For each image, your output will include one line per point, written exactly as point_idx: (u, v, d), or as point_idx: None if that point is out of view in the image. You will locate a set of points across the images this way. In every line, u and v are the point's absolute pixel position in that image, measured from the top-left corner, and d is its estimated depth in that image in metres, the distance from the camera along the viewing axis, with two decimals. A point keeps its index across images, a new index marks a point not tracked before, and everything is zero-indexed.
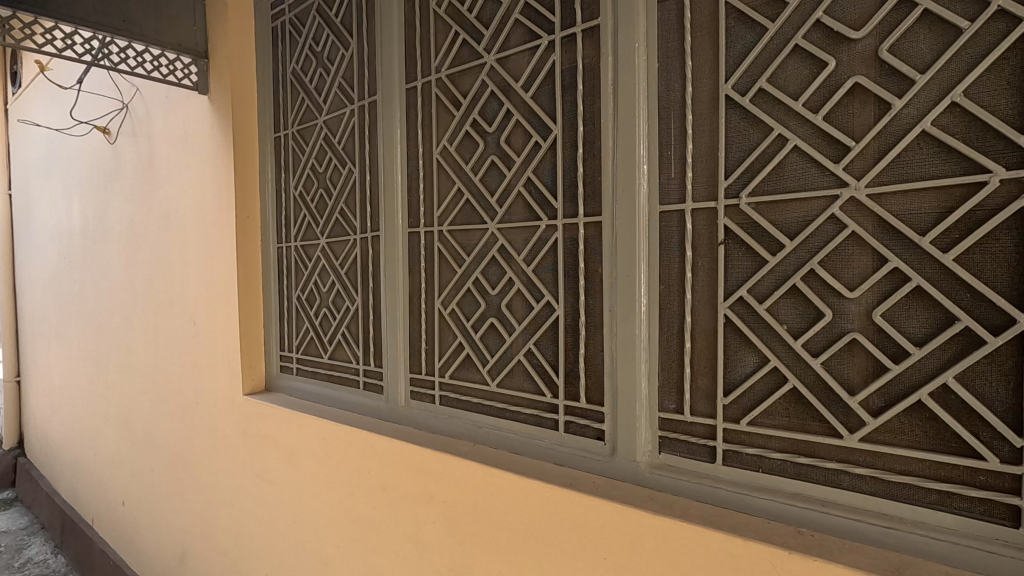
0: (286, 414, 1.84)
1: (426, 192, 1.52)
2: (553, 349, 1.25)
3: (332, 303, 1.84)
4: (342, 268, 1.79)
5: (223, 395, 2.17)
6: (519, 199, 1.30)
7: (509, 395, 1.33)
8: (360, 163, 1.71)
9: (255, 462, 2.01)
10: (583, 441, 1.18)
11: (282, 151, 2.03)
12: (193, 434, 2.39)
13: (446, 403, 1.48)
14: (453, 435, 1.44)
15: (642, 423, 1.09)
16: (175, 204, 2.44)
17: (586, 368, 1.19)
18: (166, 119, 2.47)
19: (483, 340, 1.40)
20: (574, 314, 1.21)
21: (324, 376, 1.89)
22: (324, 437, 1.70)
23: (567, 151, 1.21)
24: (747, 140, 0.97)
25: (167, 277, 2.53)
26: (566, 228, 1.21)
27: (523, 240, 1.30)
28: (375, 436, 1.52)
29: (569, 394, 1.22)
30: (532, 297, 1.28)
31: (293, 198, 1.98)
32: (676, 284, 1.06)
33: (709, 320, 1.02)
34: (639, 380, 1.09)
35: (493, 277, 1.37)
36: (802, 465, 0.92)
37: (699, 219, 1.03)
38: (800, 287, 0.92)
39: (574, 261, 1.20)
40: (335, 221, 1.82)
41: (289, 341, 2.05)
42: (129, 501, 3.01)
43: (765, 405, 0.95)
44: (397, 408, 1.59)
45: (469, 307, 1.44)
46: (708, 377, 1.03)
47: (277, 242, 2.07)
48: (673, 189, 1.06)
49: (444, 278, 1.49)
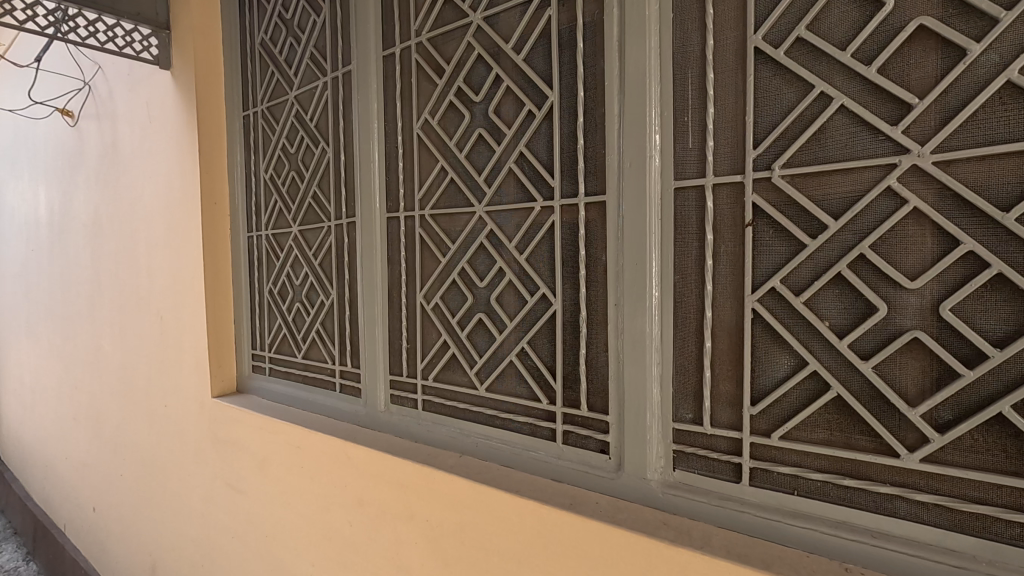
0: (257, 419, 1.68)
1: (406, 172, 1.36)
2: (550, 348, 1.09)
3: (305, 297, 1.67)
4: (316, 259, 1.62)
5: (192, 397, 2.00)
6: (510, 177, 1.14)
7: (499, 400, 1.18)
8: (334, 142, 1.55)
9: (225, 470, 1.85)
10: (584, 454, 1.03)
11: (251, 131, 1.85)
12: (162, 439, 2.22)
13: (430, 408, 1.33)
14: (437, 444, 1.29)
15: (654, 435, 0.94)
16: (139, 191, 2.25)
17: (587, 371, 1.03)
18: (128, 99, 2.27)
19: (470, 338, 1.24)
20: (574, 310, 1.05)
21: (298, 377, 1.73)
22: (296, 445, 1.54)
23: (566, 121, 1.04)
24: (780, 102, 0.82)
25: (132, 269, 2.35)
26: (563, 210, 1.06)
27: (515, 225, 1.14)
28: (350, 445, 1.37)
29: (567, 401, 1.07)
30: (526, 289, 1.12)
31: (263, 182, 1.81)
32: (693, 274, 0.91)
33: (733, 316, 0.87)
34: (650, 386, 0.94)
35: (481, 267, 1.21)
36: (848, 488, 0.77)
37: (721, 197, 0.87)
38: (846, 276, 0.77)
39: (573, 247, 1.04)
40: (308, 207, 1.65)
41: (261, 338, 1.88)
42: (100, 507, 2.83)
43: (802, 416, 0.80)
44: (376, 413, 1.44)
45: (453, 301, 1.28)
46: (732, 382, 0.88)
47: (248, 231, 1.90)
48: (690, 161, 0.90)
49: (427, 269, 1.33)
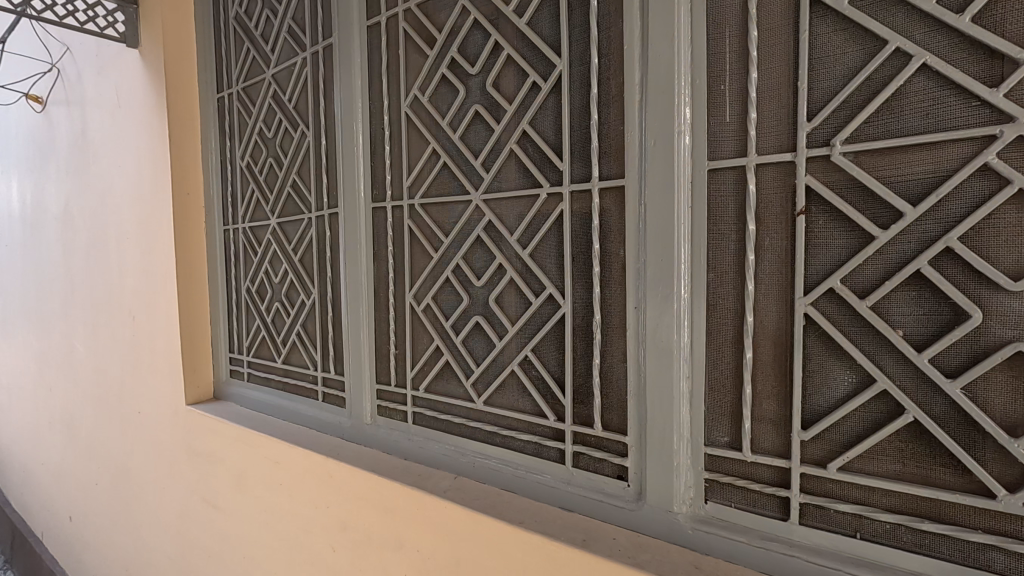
0: (233, 430, 1.53)
1: (393, 157, 1.21)
2: (558, 356, 0.95)
3: (285, 297, 1.53)
4: (296, 255, 1.47)
5: (165, 405, 1.85)
6: (511, 161, 1.00)
7: (500, 415, 1.04)
8: (315, 125, 1.39)
9: (200, 483, 1.70)
10: (599, 480, 0.90)
11: (226, 115, 1.70)
12: (135, 447, 2.07)
13: (421, 422, 1.19)
14: (429, 463, 1.14)
15: (682, 461, 0.80)
16: (109, 182, 2.09)
17: (601, 384, 0.89)
18: (96, 82, 2.11)
19: (466, 344, 1.10)
20: (586, 313, 0.91)
21: (278, 384, 1.58)
22: (274, 461, 1.40)
23: (577, 94, 0.90)
24: (841, 64, 0.68)
25: (103, 265, 2.18)
26: (573, 198, 0.91)
27: (517, 216, 1.00)
28: (332, 463, 1.22)
29: (578, 417, 0.93)
30: (531, 289, 0.98)
31: (239, 170, 1.66)
32: (731, 272, 0.76)
33: (780, 322, 0.73)
34: (678, 403, 0.79)
35: (479, 263, 1.07)
36: (925, 533, 0.64)
37: (766, 181, 0.73)
38: (927, 275, 0.62)
39: (585, 240, 0.90)
40: (287, 198, 1.50)
41: (239, 341, 1.73)
42: (76, 517, 2.68)
43: (868, 444, 0.66)
44: (362, 426, 1.29)
45: (446, 302, 1.13)
46: (777, 400, 0.74)
47: (224, 225, 1.75)
48: (727, 138, 0.76)
49: (417, 265, 1.18)
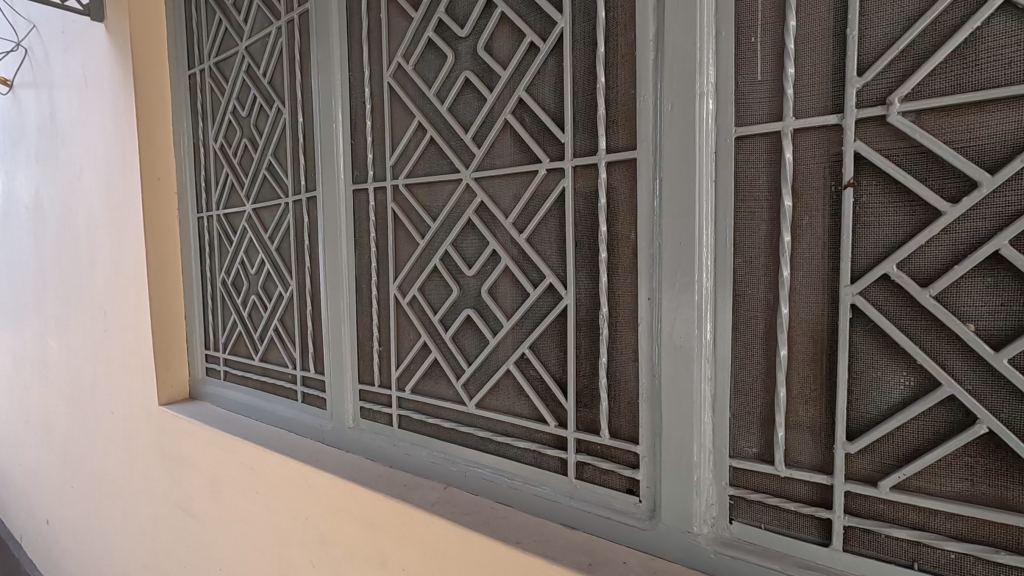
0: (207, 433, 1.42)
1: (376, 134, 1.09)
2: (559, 355, 0.84)
3: (262, 289, 1.41)
4: (273, 243, 1.36)
5: (138, 405, 1.73)
6: (506, 135, 0.88)
7: (495, 420, 0.93)
8: (291, 101, 1.27)
9: (174, 488, 1.59)
10: (606, 494, 0.79)
11: (198, 94, 1.57)
12: (109, 450, 1.95)
13: (408, 425, 1.08)
14: (416, 471, 1.04)
15: (704, 475, 0.70)
16: (77, 167, 1.96)
17: (609, 386, 0.79)
18: (63, 61, 1.97)
19: (456, 340, 0.99)
20: (592, 306, 0.80)
21: (256, 383, 1.47)
22: (250, 467, 1.29)
23: (581, 56, 0.79)
24: (899, 8, 0.57)
25: (73, 256, 2.06)
26: (577, 174, 0.80)
27: (513, 196, 0.88)
28: (311, 470, 1.12)
29: (582, 423, 0.82)
30: (528, 279, 0.87)
31: (212, 153, 1.53)
32: (762, 257, 0.66)
33: (822, 315, 0.62)
34: (699, 409, 0.69)
35: (470, 250, 0.95)
36: (1000, 566, 0.53)
37: (805, 149, 0.62)
38: (1006, 258, 0.52)
39: (591, 223, 0.79)
40: (263, 182, 1.38)
41: (215, 337, 1.62)
42: (53, 521, 2.55)
43: (930, 460, 0.56)
44: (344, 430, 1.19)
45: (433, 293, 1.02)
46: (816, 406, 0.63)
47: (198, 212, 1.62)
48: (758, 99, 0.65)
49: (401, 254, 1.06)
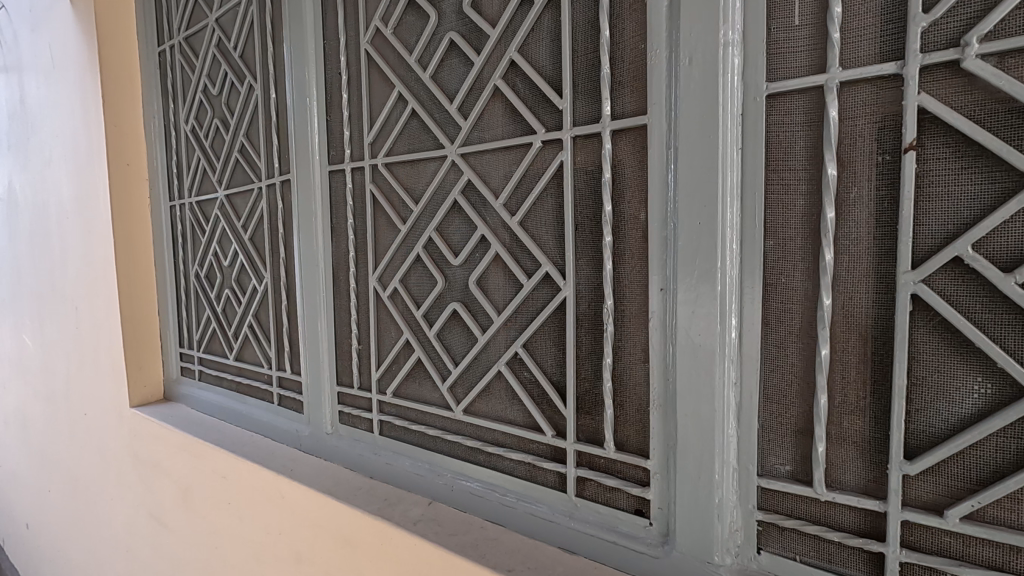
0: (178, 438, 1.32)
1: (353, 108, 0.98)
2: (557, 354, 0.74)
3: (235, 282, 1.30)
4: (246, 232, 1.25)
5: (110, 407, 1.63)
6: (496, 103, 0.77)
7: (485, 428, 0.83)
8: (263, 76, 1.16)
9: (147, 496, 1.49)
10: (611, 515, 0.69)
11: (168, 72, 1.46)
12: (81, 454, 1.84)
13: (390, 432, 0.97)
14: (399, 483, 0.93)
15: (727, 496, 0.59)
16: (46, 155, 1.84)
17: (614, 390, 0.68)
18: (31, 42, 1.86)
19: (442, 338, 0.88)
20: (594, 298, 0.69)
21: (230, 384, 1.36)
22: (221, 475, 1.19)
23: (582, 7, 0.68)
24: None
25: (44, 248, 1.94)
26: (576, 146, 0.69)
27: (504, 174, 0.78)
28: (284, 481, 1.01)
29: (583, 432, 0.72)
30: (522, 269, 0.76)
31: (183, 136, 1.42)
32: (798, 239, 0.55)
33: (872, 307, 0.52)
34: (721, 421, 0.59)
35: (456, 237, 0.85)
36: None
37: (853, 105, 0.51)
38: None
39: (593, 202, 0.68)
40: (236, 166, 1.27)
41: (189, 334, 1.51)
42: (32, 525, 2.44)
43: (1011, 487, 0.45)
44: (322, 437, 1.08)
45: (416, 286, 0.91)
46: (864, 417, 0.53)
47: (170, 200, 1.51)
48: (795, 48, 0.54)
49: (382, 242, 0.96)
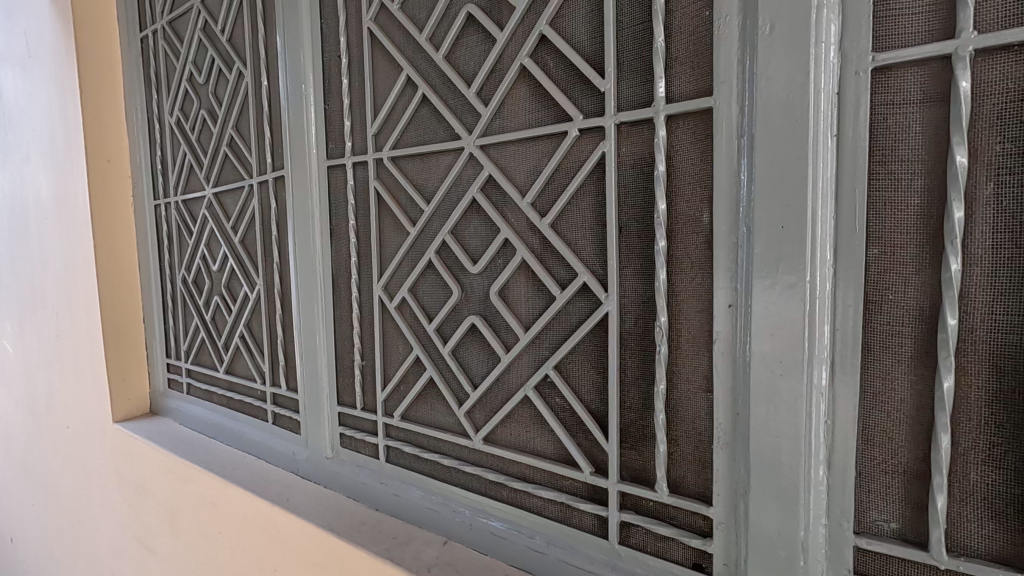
0: (163, 458, 1.21)
1: (354, 96, 0.87)
2: (597, 379, 0.63)
3: (225, 289, 1.19)
4: (236, 234, 1.14)
5: (93, 421, 1.52)
6: (523, 86, 0.67)
7: (508, 460, 0.72)
8: (253, 62, 1.05)
9: (132, 518, 1.38)
10: (663, 568, 0.59)
11: (151, 60, 1.34)
12: (63, 469, 1.73)
13: (398, 459, 0.87)
14: (409, 517, 0.83)
15: (815, 557, 0.49)
16: (23, 150, 1.72)
17: (667, 422, 0.58)
18: (6, 30, 1.73)
19: (458, 356, 0.77)
20: (643, 314, 0.59)
21: (221, 399, 1.25)
22: (210, 502, 1.08)
23: None
24: None
25: (23, 250, 1.83)
26: (621, 135, 0.59)
27: (531, 169, 0.67)
28: (279, 512, 0.91)
29: (627, 470, 0.62)
30: (554, 279, 0.65)
31: (168, 129, 1.31)
32: (910, 245, 0.45)
33: (1011, 332, 0.41)
34: (807, 466, 0.49)
35: (474, 241, 0.74)
36: None
37: (990, 78, 0.41)
38: None
39: (643, 201, 0.58)
40: (225, 161, 1.16)
41: (177, 344, 1.40)
42: (15, 540, 2.32)
43: None
44: (321, 462, 0.98)
45: (428, 295, 0.81)
46: (998, 468, 0.43)
47: (154, 199, 1.40)
48: (911, 9, 0.43)
49: (388, 246, 0.85)
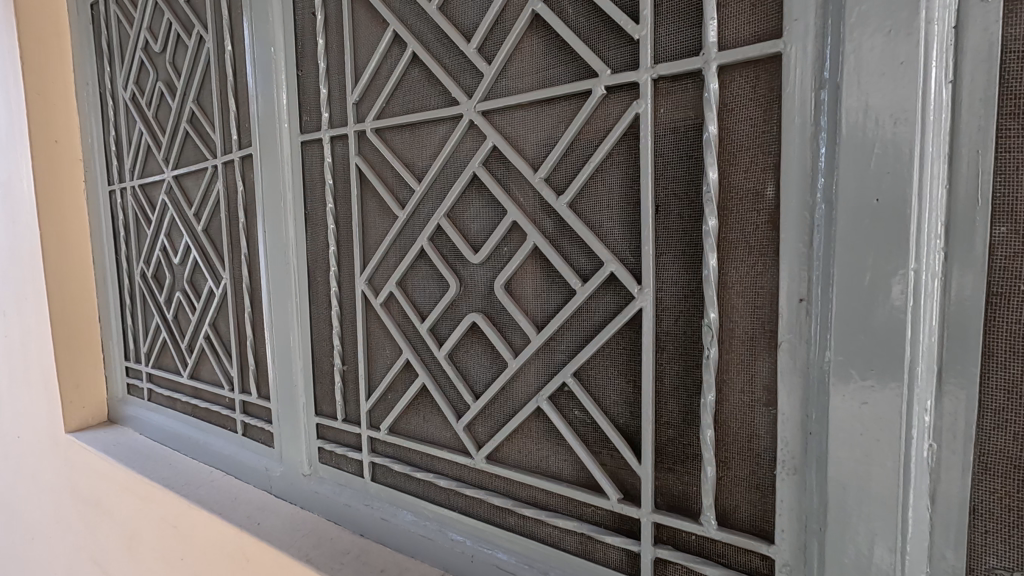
0: (120, 474, 1.08)
1: (332, 60, 0.76)
2: (626, 389, 0.53)
3: (187, 283, 1.06)
4: (198, 223, 1.01)
5: (44, 431, 1.37)
6: (535, 38, 0.56)
7: (516, 482, 0.62)
8: (215, 24, 0.92)
9: (88, 539, 1.24)
10: None
11: (103, 28, 1.20)
12: (12, 484, 1.57)
13: (386, 477, 0.76)
14: (400, 546, 0.72)
15: None
16: None
17: (716, 441, 0.48)
18: None
19: (455, 361, 0.66)
20: (686, 311, 0.49)
21: (185, 407, 1.12)
22: (172, 525, 0.96)
23: None
24: None
25: None
26: (658, 93, 0.48)
27: (545, 138, 0.56)
28: (248, 539, 0.79)
29: (664, 497, 0.52)
30: (574, 270, 0.55)
31: (122, 105, 1.17)
32: None
33: None
34: (905, 500, 0.39)
35: (474, 226, 0.63)
36: None
37: None
38: None
39: (689, 173, 0.47)
40: (186, 140, 1.03)
41: (136, 346, 1.26)
42: None
43: None
44: (298, 479, 0.86)
45: (419, 290, 0.69)
46: None
47: (109, 184, 1.26)
48: None
49: (372, 233, 0.74)
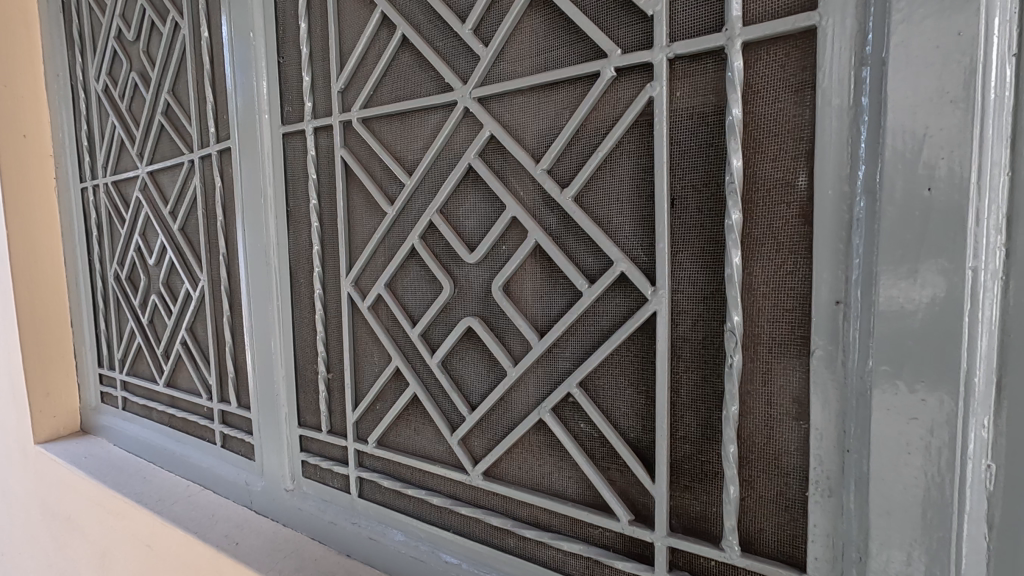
0: (91, 488, 1.02)
1: (315, 45, 0.70)
2: (638, 400, 0.48)
3: (163, 286, 1.00)
4: (174, 221, 0.95)
5: (12, 441, 1.30)
6: (536, 17, 0.51)
7: (516, 501, 0.57)
8: (191, 10, 0.86)
9: (59, 556, 1.18)
10: None
11: (75, 16, 1.13)
12: None
13: (374, 493, 0.71)
14: (389, 568, 0.67)
15: None
16: None
17: (739, 458, 0.43)
18: None
19: (449, 369, 0.61)
20: (706, 315, 0.44)
21: (161, 416, 1.06)
22: (146, 543, 0.90)
23: None
24: None
25: None
26: (674, 75, 0.44)
27: (547, 126, 0.51)
28: (225, 561, 0.74)
29: (680, 520, 0.47)
30: (580, 270, 0.50)
31: (95, 97, 1.11)
32: None
33: None
34: (958, 528, 0.35)
35: (470, 223, 0.58)
36: None
37: None
38: None
39: (709, 163, 0.43)
40: (161, 134, 0.97)
41: (110, 352, 1.20)
42: None
43: None
44: (280, 495, 0.81)
45: (409, 292, 0.64)
46: None
47: (81, 181, 1.19)
48: None
49: (358, 232, 0.69)
